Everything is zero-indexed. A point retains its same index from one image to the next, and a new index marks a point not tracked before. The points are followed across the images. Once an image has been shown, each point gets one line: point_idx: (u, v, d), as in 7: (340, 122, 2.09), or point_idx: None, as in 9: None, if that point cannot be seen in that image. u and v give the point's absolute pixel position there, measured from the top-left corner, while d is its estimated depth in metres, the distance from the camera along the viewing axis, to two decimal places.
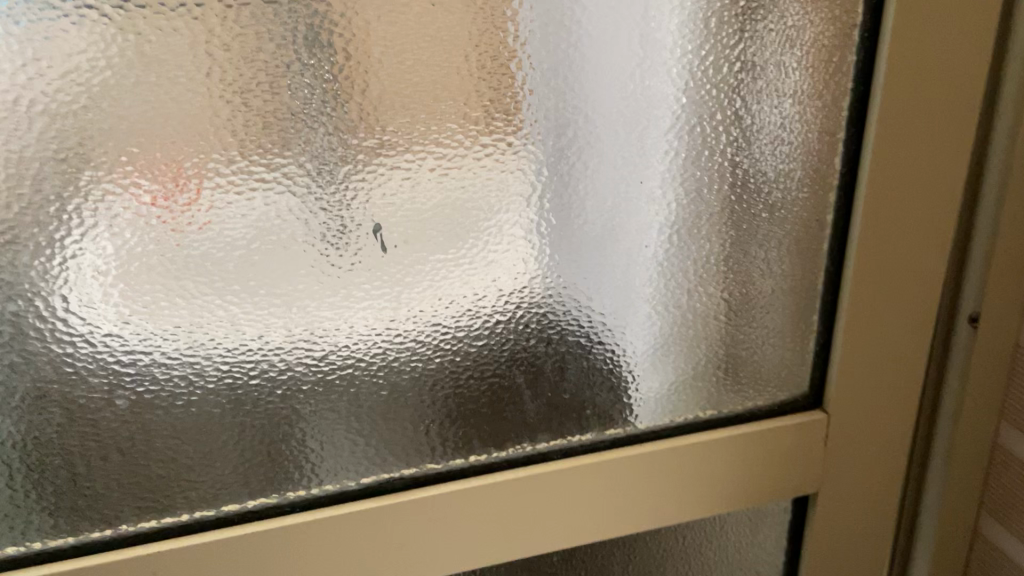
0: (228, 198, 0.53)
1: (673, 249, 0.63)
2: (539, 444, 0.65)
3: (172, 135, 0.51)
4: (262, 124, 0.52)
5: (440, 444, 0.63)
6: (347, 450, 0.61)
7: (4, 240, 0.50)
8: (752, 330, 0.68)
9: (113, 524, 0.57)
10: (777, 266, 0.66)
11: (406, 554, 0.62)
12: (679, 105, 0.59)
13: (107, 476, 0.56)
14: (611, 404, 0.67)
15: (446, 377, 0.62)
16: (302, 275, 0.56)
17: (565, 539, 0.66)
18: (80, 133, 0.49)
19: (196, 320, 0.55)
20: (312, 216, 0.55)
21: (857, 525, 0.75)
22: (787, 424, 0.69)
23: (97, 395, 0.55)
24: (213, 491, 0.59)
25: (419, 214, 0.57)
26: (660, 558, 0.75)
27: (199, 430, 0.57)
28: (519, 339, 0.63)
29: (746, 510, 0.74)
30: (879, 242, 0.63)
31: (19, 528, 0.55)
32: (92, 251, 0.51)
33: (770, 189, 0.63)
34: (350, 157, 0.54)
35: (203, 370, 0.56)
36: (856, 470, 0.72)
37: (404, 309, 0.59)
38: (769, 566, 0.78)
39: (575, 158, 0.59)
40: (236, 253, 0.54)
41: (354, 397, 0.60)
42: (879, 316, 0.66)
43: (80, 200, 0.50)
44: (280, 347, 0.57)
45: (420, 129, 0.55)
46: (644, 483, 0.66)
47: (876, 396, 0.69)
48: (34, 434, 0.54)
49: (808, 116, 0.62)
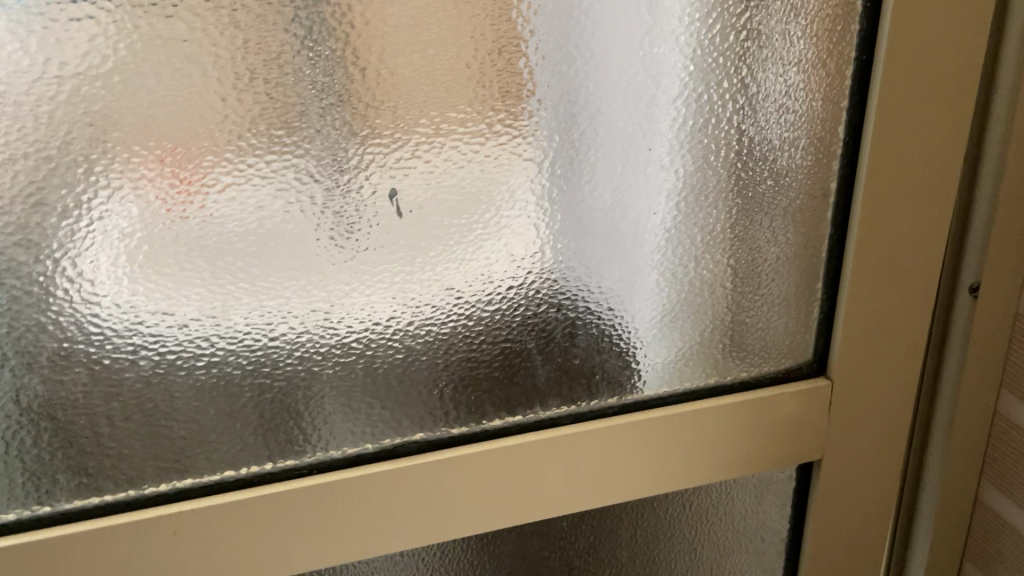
0: (248, 163, 0.54)
1: (681, 215, 0.65)
2: (550, 409, 0.67)
3: (195, 99, 0.52)
4: (282, 89, 0.53)
5: (453, 408, 0.65)
6: (363, 413, 0.63)
7: (33, 202, 0.51)
8: (759, 298, 0.69)
9: (136, 485, 0.59)
10: (783, 235, 0.67)
11: (421, 516, 0.64)
12: (686, 73, 0.61)
13: (130, 436, 0.58)
14: (621, 369, 0.68)
15: (460, 342, 0.64)
16: (320, 237, 0.57)
17: (575, 503, 0.68)
18: (106, 97, 0.50)
19: (216, 282, 0.56)
20: (330, 180, 0.56)
21: (860, 492, 0.76)
22: (792, 390, 0.70)
23: (122, 356, 0.56)
24: (233, 453, 0.60)
25: (433, 179, 0.58)
26: (667, 525, 0.77)
27: (219, 391, 0.59)
28: (530, 305, 0.64)
29: (752, 477, 0.76)
30: (881, 211, 0.65)
31: (45, 487, 0.57)
32: (117, 214, 0.53)
33: (776, 156, 0.65)
34: (367, 123, 0.56)
35: (224, 332, 0.58)
36: (859, 437, 0.74)
37: (419, 274, 0.61)
38: (775, 533, 0.80)
39: (585, 124, 0.60)
40: (256, 215, 0.56)
41: (369, 361, 0.62)
42: (883, 285, 0.68)
43: (106, 163, 0.52)
44: (299, 310, 0.59)
45: (435, 95, 0.56)
46: (652, 448, 0.68)
47: (879, 364, 0.71)
48: (60, 394, 0.56)
49: (813, 85, 0.63)
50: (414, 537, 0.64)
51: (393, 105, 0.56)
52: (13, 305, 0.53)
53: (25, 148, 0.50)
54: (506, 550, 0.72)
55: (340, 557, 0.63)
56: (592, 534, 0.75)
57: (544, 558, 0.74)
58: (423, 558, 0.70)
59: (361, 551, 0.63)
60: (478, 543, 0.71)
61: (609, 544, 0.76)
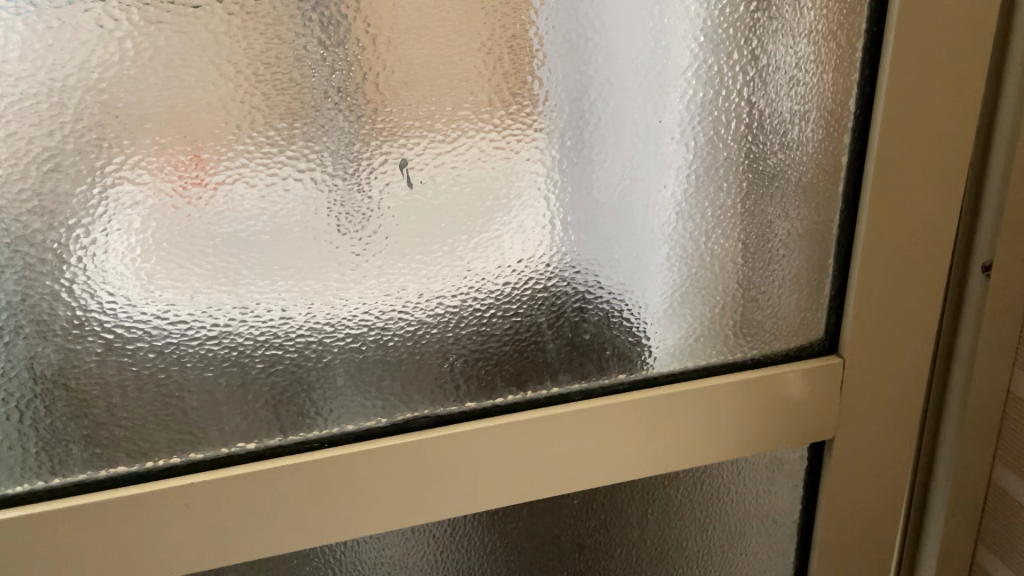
0: (260, 132, 0.55)
1: (691, 188, 0.65)
2: (560, 384, 0.67)
3: (207, 67, 0.52)
4: (293, 58, 0.54)
5: (464, 383, 0.65)
6: (374, 387, 0.63)
7: (48, 168, 0.52)
8: (770, 274, 0.69)
9: (148, 456, 0.59)
10: (794, 210, 0.67)
11: (431, 492, 0.64)
12: (697, 44, 0.61)
13: (143, 407, 0.58)
14: (632, 345, 0.68)
15: (470, 316, 0.64)
16: (331, 208, 0.58)
17: (585, 479, 0.68)
18: (120, 63, 0.51)
19: (229, 252, 0.57)
20: (341, 152, 0.57)
21: (872, 473, 0.76)
22: (804, 368, 0.70)
23: (135, 325, 0.56)
24: (245, 425, 0.61)
25: (444, 151, 0.59)
26: (678, 505, 0.77)
27: (231, 362, 0.59)
28: (541, 278, 0.64)
29: (764, 456, 0.76)
30: (893, 185, 0.64)
31: (59, 456, 0.57)
32: (130, 181, 0.53)
33: (786, 129, 0.65)
34: (379, 91, 0.56)
35: (236, 302, 0.58)
36: (870, 416, 0.73)
37: (431, 247, 0.61)
38: (786, 514, 0.79)
39: (596, 94, 0.60)
40: (268, 185, 0.56)
41: (380, 333, 0.62)
42: (895, 260, 0.67)
43: (120, 130, 0.52)
44: (310, 281, 0.59)
45: (446, 64, 0.56)
46: (662, 424, 0.68)
47: (891, 341, 0.70)
48: (74, 362, 0.56)
49: (823, 56, 0.63)
50: (424, 513, 0.64)
51: (404, 74, 0.56)
52: (28, 273, 0.53)
53: (41, 115, 0.51)
54: (516, 527, 0.72)
55: (351, 532, 0.63)
56: (603, 513, 0.75)
57: (554, 536, 0.74)
58: (434, 533, 0.70)
59: (372, 526, 0.64)
60: (488, 519, 0.71)
61: (620, 522, 0.76)
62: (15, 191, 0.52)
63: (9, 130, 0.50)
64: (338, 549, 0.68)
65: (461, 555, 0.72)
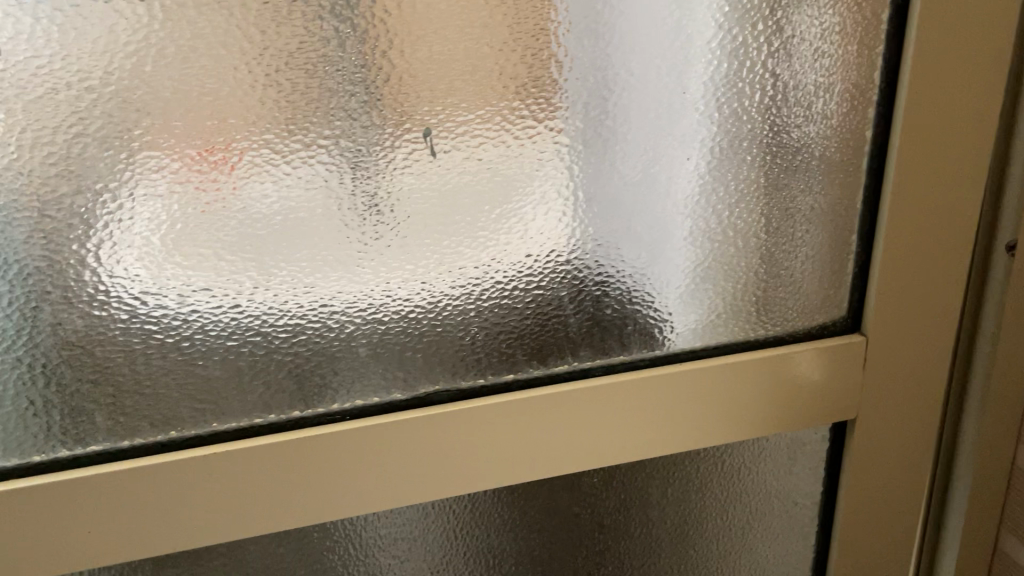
0: (285, 98, 0.55)
1: (715, 161, 0.64)
2: (581, 360, 0.67)
3: (234, 31, 0.53)
4: (318, 23, 0.54)
5: (485, 357, 0.65)
6: (395, 359, 0.63)
7: (75, 133, 0.52)
8: (794, 250, 0.68)
9: (171, 426, 0.59)
10: (817, 186, 0.67)
11: (452, 466, 0.63)
12: (721, 15, 0.61)
13: (166, 375, 0.58)
14: (653, 321, 0.68)
15: (493, 288, 0.64)
16: (354, 178, 0.58)
17: (606, 456, 0.67)
18: (148, 26, 0.51)
19: (252, 220, 0.57)
20: (365, 120, 0.57)
21: (893, 454, 0.75)
22: (828, 346, 0.69)
23: (160, 292, 0.57)
24: (267, 396, 0.61)
25: (467, 121, 0.59)
26: (697, 485, 0.76)
27: (254, 332, 0.59)
28: (563, 250, 0.64)
29: (785, 436, 0.75)
30: (918, 158, 0.64)
31: (82, 424, 0.58)
32: (155, 148, 0.54)
33: (810, 103, 0.64)
34: (403, 58, 0.56)
35: (259, 270, 0.58)
36: (892, 395, 0.72)
37: (453, 218, 0.61)
38: (807, 496, 0.79)
39: (619, 63, 0.60)
40: (293, 154, 0.56)
41: (402, 305, 0.62)
42: (918, 236, 0.66)
43: (146, 96, 0.52)
44: (333, 250, 0.59)
45: (470, 31, 0.57)
46: (684, 401, 0.67)
47: (913, 319, 0.69)
48: (99, 329, 0.56)
49: (848, 28, 0.62)
50: (445, 488, 0.64)
51: (428, 40, 0.56)
52: (55, 237, 0.54)
53: (69, 78, 0.51)
54: (536, 504, 0.72)
55: (372, 506, 0.63)
56: (623, 492, 0.75)
57: (574, 515, 0.74)
58: (454, 509, 0.70)
59: (393, 500, 0.63)
60: (508, 495, 0.71)
61: (640, 502, 0.76)
62: (43, 155, 0.52)
63: (37, 93, 0.51)
64: (358, 524, 0.68)
65: (480, 532, 0.72)
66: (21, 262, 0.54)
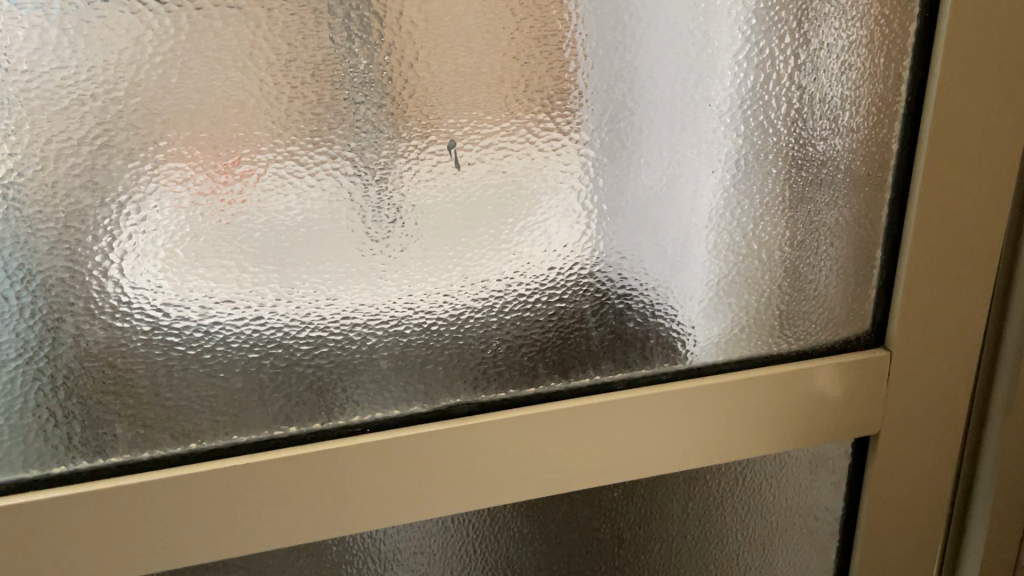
0: (310, 110, 0.55)
1: (740, 173, 0.64)
2: (603, 374, 0.66)
3: (260, 42, 0.52)
4: (345, 35, 0.54)
5: (506, 369, 0.64)
6: (416, 372, 0.62)
7: (100, 143, 0.52)
8: (818, 264, 0.68)
9: (191, 438, 0.59)
10: (842, 199, 0.66)
11: (472, 480, 0.63)
12: (748, 27, 0.60)
13: (188, 387, 0.58)
14: (675, 335, 0.67)
15: (515, 301, 0.63)
16: (378, 191, 0.58)
17: (626, 470, 0.66)
18: (174, 38, 0.51)
19: (275, 232, 0.56)
20: (390, 132, 0.56)
21: (914, 469, 0.74)
22: (852, 360, 0.68)
23: (183, 303, 0.56)
24: (288, 408, 0.60)
25: (491, 133, 0.58)
26: (718, 500, 0.75)
27: (276, 344, 0.59)
28: (586, 263, 0.64)
29: (806, 451, 0.75)
30: (945, 171, 0.63)
31: (103, 436, 0.57)
32: (180, 159, 0.53)
33: (836, 115, 0.64)
34: (429, 70, 0.56)
35: (282, 282, 0.58)
36: (914, 409, 0.71)
37: (477, 230, 0.60)
38: (828, 512, 0.78)
39: (646, 75, 0.59)
40: (317, 166, 0.56)
41: (424, 317, 0.61)
42: (943, 250, 0.66)
43: (171, 106, 0.52)
44: (356, 262, 0.59)
45: (495, 43, 0.56)
46: (706, 415, 0.66)
47: (936, 333, 0.68)
48: (120, 341, 0.56)
49: (875, 40, 0.62)
50: (465, 502, 0.64)
51: (454, 52, 0.56)
52: (79, 248, 0.53)
53: (94, 90, 0.51)
54: (555, 518, 0.72)
55: (392, 519, 0.62)
56: (642, 506, 0.74)
57: (594, 529, 0.73)
58: (473, 523, 0.69)
59: (414, 514, 0.63)
60: (527, 509, 0.70)
61: (660, 517, 0.75)
62: (68, 166, 0.52)
63: (62, 104, 0.51)
64: (376, 538, 0.67)
65: (499, 546, 0.71)
66: (44, 273, 0.53)
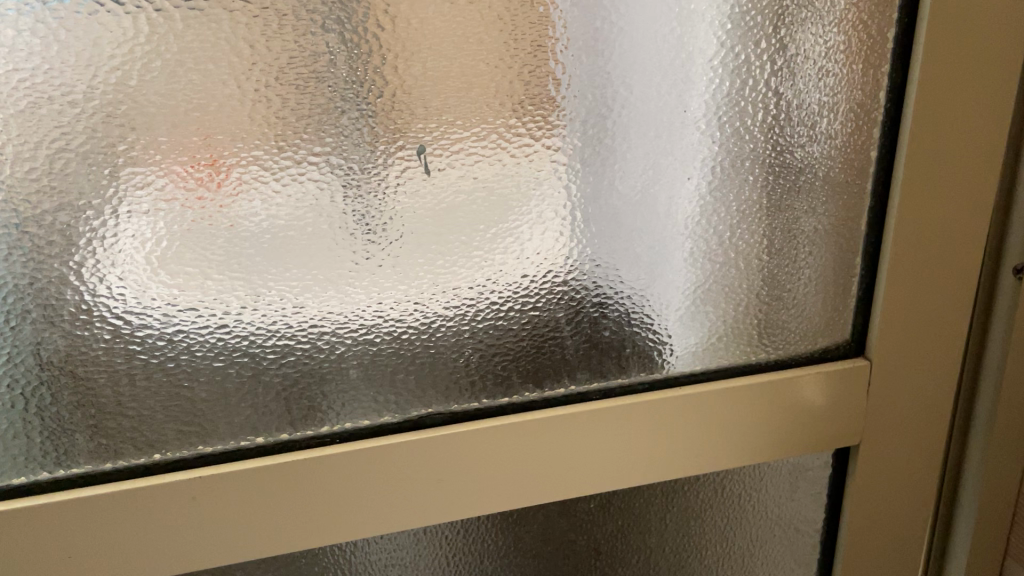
0: (276, 114, 0.54)
1: (716, 181, 0.63)
2: (578, 383, 0.65)
3: (222, 45, 0.51)
4: (310, 37, 0.53)
5: (479, 379, 0.63)
6: (387, 382, 0.61)
7: (58, 147, 0.51)
8: (797, 272, 0.67)
9: (154, 449, 0.57)
10: (821, 206, 0.65)
11: (443, 490, 0.62)
12: (724, 32, 0.59)
13: (150, 397, 0.56)
14: (652, 343, 0.66)
15: (488, 309, 0.62)
16: (346, 198, 0.57)
17: (602, 482, 0.65)
18: (133, 40, 0.50)
19: (241, 239, 0.55)
20: (358, 137, 0.55)
21: (897, 482, 0.73)
22: (831, 370, 0.67)
23: (145, 311, 0.55)
24: (254, 418, 0.59)
25: (462, 138, 0.57)
26: (696, 510, 0.74)
27: (241, 353, 0.58)
28: (559, 271, 0.62)
29: (786, 461, 0.73)
30: (925, 178, 0.62)
31: (63, 447, 0.56)
32: (141, 164, 0.52)
33: (814, 121, 0.63)
34: (396, 74, 0.55)
35: (248, 289, 0.57)
36: (897, 420, 0.70)
37: (448, 238, 0.59)
38: (809, 523, 0.77)
39: (620, 81, 0.58)
40: (283, 173, 0.55)
41: (394, 326, 0.60)
42: (924, 260, 0.65)
43: (130, 110, 0.51)
44: (324, 269, 0.58)
45: (465, 48, 0.55)
46: (683, 426, 0.65)
47: (918, 344, 0.67)
48: (81, 350, 0.55)
49: (853, 46, 0.61)
50: (436, 514, 0.62)
51: (423, 56, 0.55)
52: (37, 255, 0.52)
53: (51, 93, 0.50)
54: (531, 529, 0.71)
55: (362, 532, 0.61)
56: (620, 518, 0.73)
57: (570, 541, 0.72)
58: (446, 535, 0.68)
59: (385, 526, 0.61)
60: (502, 521, 0.69)
61: (638, 528, 0.74)
62: (25, 171, 0.51)
63: (19, 107, 0.50)
64: (347, 549, 0.66)
65: (474, 558, 0.70)
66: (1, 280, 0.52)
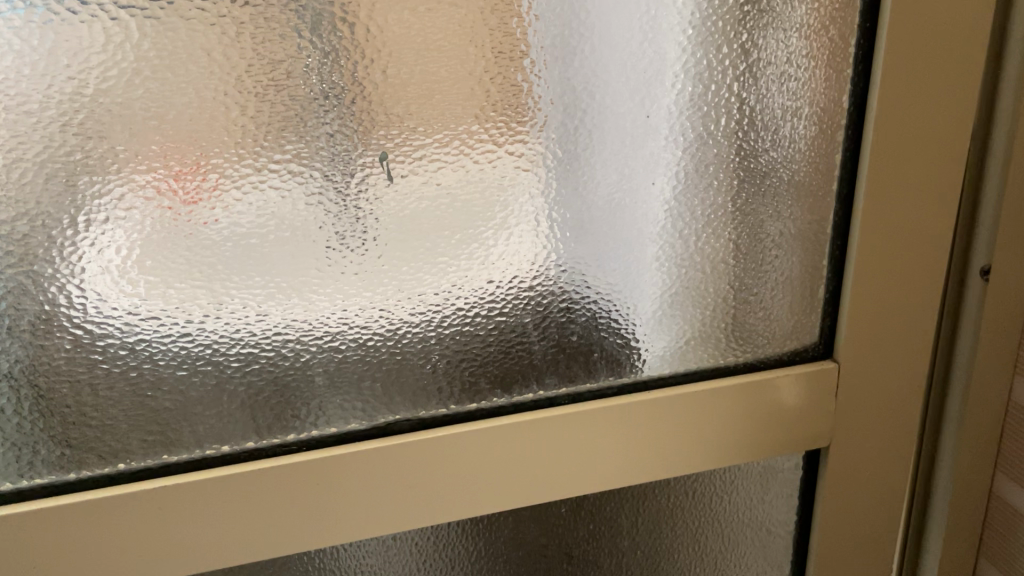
0: (236, 122, 0.54)
1: (681, 186, 0.63)
2: (546, 389, 0.65)
3: (180, 53, 0.51)
4: (269, 45, 0.53)
5: (447, 385, 0.63)
6: (353, 390, 0.61)
7: (15, 156, 0.51)
8: (763, 275, 0.67)
9: (118, 459, 0.57)
10: (787, 210, 0.65)
11: (410, 497, 0.61)
12: (685, 37, 0.60)
13: (113, 406, 0.56)
14: (621, 348, 0.66)
15: (454, 315, 0.62)
16: (309, 206, 0.57)
17: (570, 486, 0.65)
18: (89, 49, 0.50)
19: (202, 247, 0.55)
20: (319, 145, 0.55)
21: (868, 484, 0.73)
22: (798, 373, 0.67)
23: (105, 320, 0.55)
24: (219, 427, 0.59)
25: (424, 144, 0.57)
26: (668, 513, 0.74)
27: (205, 361, 0.57)
28: (526, 276, 0.63)
29: (757, 463, 0.74)
30: (890, 182, 0.62)
31: (25, 458, 0.56)
32: (100, 173, 0.52)
33: (778, 125, 0.63)
34: (357, 81, 0.55)
35: (211, 298, 0.56)
36: (865, 423, 0.70)
37: (413, 244, 0.59)
38: (781, 525, 0.77)
39: (582, 87, 0.59)
40: (244, 181, 0.55)
41: (359, 333, 0.60)
42: (890, 264, 0.65)
43: (88, 119, 0.51)
44: (288, 275, 0.57)
45: (426, 54, 0.55)
46: (652, 430, 0.65)
47: (885, 347, 0.68)
48: (41, 359, 0.54)
49: (815, 50, 0.61)
50: (403, 520, 0.62)
51: (384, 63, 0.55)
52: None
53: (6, 102, 0.50)
54: (503, 535, 0.71)
55: (329, 540, 0.61)
56: (592, 522, 0.73)
57: (541, 545, 0.72)
58: (416, 542, 0.68)
59: (352, 534, 0.61)
60: (473, 527, 0.69)
61: (610, 533, 0.74)
62: None
63: None
64: (317, 558, 0.66)
65: (445, 565, 0.70)
66: None
